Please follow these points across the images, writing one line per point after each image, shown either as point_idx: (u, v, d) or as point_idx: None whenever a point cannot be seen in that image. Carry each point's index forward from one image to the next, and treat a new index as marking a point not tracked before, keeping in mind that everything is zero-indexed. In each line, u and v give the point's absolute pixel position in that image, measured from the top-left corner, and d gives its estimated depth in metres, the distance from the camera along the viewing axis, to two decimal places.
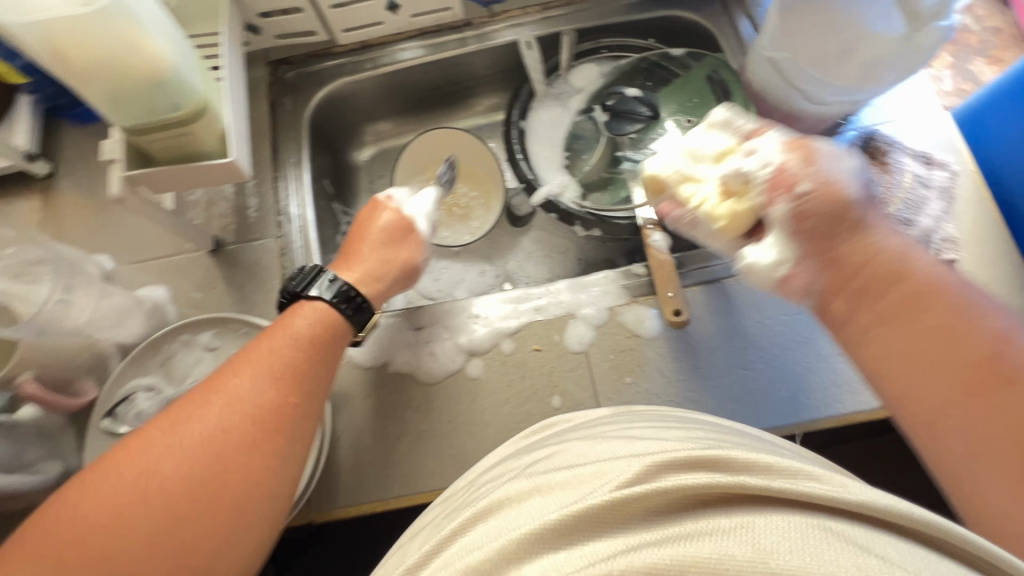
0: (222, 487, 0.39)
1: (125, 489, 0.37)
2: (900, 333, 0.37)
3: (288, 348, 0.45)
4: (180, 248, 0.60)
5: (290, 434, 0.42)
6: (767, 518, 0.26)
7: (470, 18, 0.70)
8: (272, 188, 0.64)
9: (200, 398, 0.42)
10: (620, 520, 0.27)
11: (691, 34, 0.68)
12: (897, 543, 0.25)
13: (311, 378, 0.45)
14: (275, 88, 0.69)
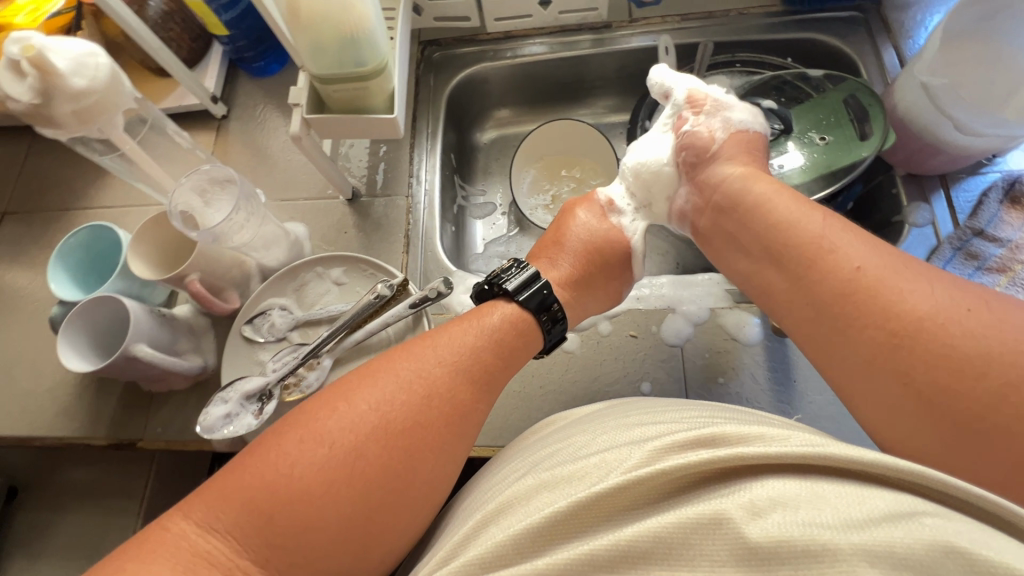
0: (399, 471, 0.40)
1: (312, 448, 0.39)
2: (860, 359, 0.40)
3: (473, 343, 0.48)
4: (322, 194, 0.68)
5: (461, 430, 0.44)
6: (765, 485, 0.32)
7: (609, 21, 0.73)
8: (407, 152, 0.70)
9: (391, 376, 0.44)
10: (637, 501, 0.33)
11: (829, 58, 0.69)
12: (848, 496, 0.31)
13: (485, 377, 0.47)
14: (423, 65, 0.76)
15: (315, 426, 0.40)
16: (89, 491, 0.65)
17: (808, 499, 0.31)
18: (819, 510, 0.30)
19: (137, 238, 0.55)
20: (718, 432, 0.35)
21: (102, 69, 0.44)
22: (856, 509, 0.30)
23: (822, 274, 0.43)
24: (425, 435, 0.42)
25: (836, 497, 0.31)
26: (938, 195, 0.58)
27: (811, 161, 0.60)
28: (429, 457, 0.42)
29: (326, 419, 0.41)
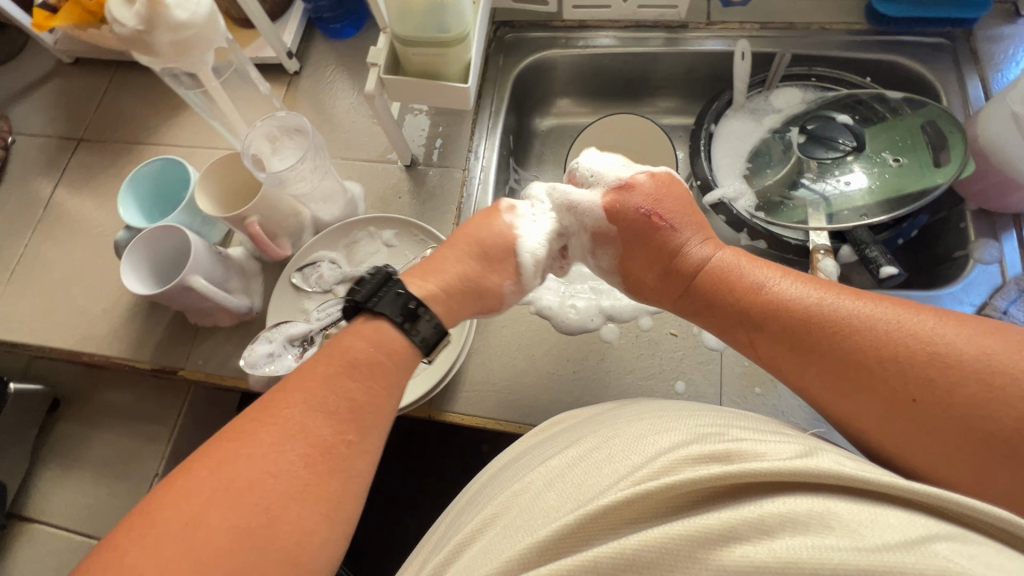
0: (282, 528, 0.36)
1: (177, 530, 0.34)
2: (848, 402, 0.39)
3: (358, 383, 0.43)
4: (382, 157, 0.69)
5: (346, 470, 0.40)
6: (775, 502, 0.31)
7: (687, 22, 0.73)
8: (469, 127, 0.71)
9: (249, 435, 0.39)
10: (642, 514, 0.33)
11: (910, 82, 0.67)
12: (862, 516, 0.30)
13: (365, 411, 0.43)
14: (493, 45, 0.76)
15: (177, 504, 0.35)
16: (126, 412, 0.68)
17: (819, 516, 0.30)
18: (830, 530, 0.29)
19: (206, 175, 0.57)
20: (732, 447, 0.34)
21: (203, 6, 0.45)
22: (871, 532, 0.29)
23: (782, 329, 0.42)
24: (304, 488, 0.38)
25: (849, 516, 0.30)
26: (1009, 234, 0.56)
27: (883, 181, 0.58)
28: (317, 499, 0.38)
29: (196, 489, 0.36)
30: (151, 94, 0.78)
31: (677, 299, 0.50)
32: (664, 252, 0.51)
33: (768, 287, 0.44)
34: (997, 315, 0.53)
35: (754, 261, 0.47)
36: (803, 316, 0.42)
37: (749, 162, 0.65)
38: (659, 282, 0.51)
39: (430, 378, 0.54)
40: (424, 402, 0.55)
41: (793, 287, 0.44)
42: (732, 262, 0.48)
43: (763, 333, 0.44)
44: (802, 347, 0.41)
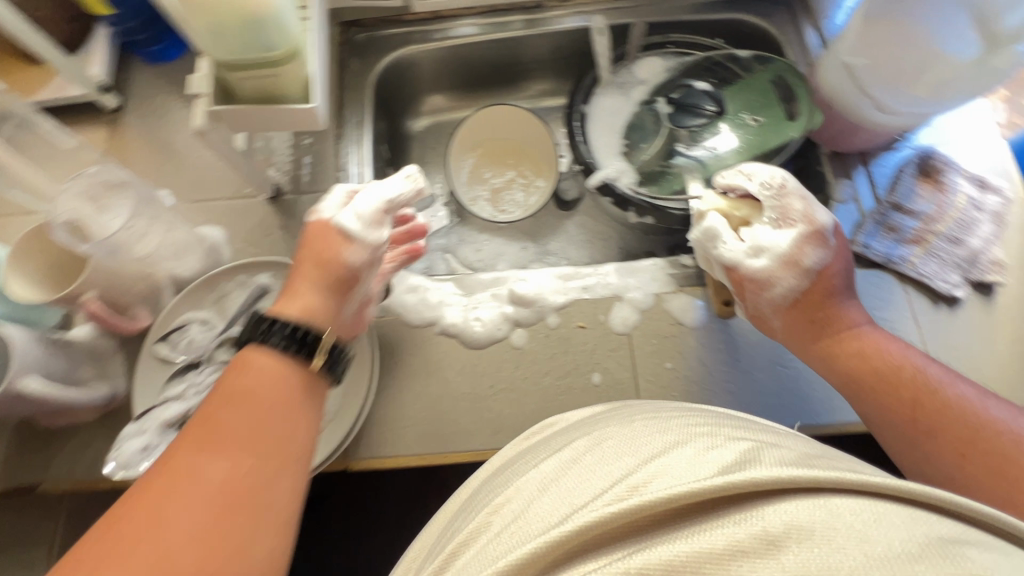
0: (233, 526, 0.34)
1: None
2: (919, 447, 0.44)
3: (248, 378, 0.40)
4: (240, 193, 0.62)
5: (267, 497, 0.37)
6: (778, 507, 0.28)
7: (540, 2, 0.71)
8: (334, 144, 0.65)
9: (165, 485, 0.34)
10: (634, 530, 0.29)
11: (754, 39, 0.69)
12: (864, 515, 0.27)
13: (263, 426, 0.39)
14: (345, 49, 0.70)
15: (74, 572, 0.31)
16: None
17: (826, 519, 0.27)
18: (838, 535, 0.26)
19: (16, 254, 0.48)
20: (729, 453, 0.31)
21: None
22: (878, 533, 0.26)
23: (895, 389, 0.45)
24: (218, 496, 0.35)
25: (855, 516, 0.27)
26: (859, 171, 0.61)
27: (747, 139, 0.60)
28: (242, 523, 0.35)
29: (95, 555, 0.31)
30: None
31: (798, 339, 0.50)
32: (804, 300, 0.49)
33: (923, 368, 0.46)
34: (861, 250, 0.57)
35: (902, 345, 0.47)
36: (922, 389, 0.44)
37: (625, 137, 0.65)
38: (767, 320, 0.51)
39: (340, 428, 0.50)
40: (339, 455, 0.51)
41: (931, 368, 0.46)
42: (866, 324, 0.49)
43: (887, 391, 0.45)
44: (913, 407, 0.44)
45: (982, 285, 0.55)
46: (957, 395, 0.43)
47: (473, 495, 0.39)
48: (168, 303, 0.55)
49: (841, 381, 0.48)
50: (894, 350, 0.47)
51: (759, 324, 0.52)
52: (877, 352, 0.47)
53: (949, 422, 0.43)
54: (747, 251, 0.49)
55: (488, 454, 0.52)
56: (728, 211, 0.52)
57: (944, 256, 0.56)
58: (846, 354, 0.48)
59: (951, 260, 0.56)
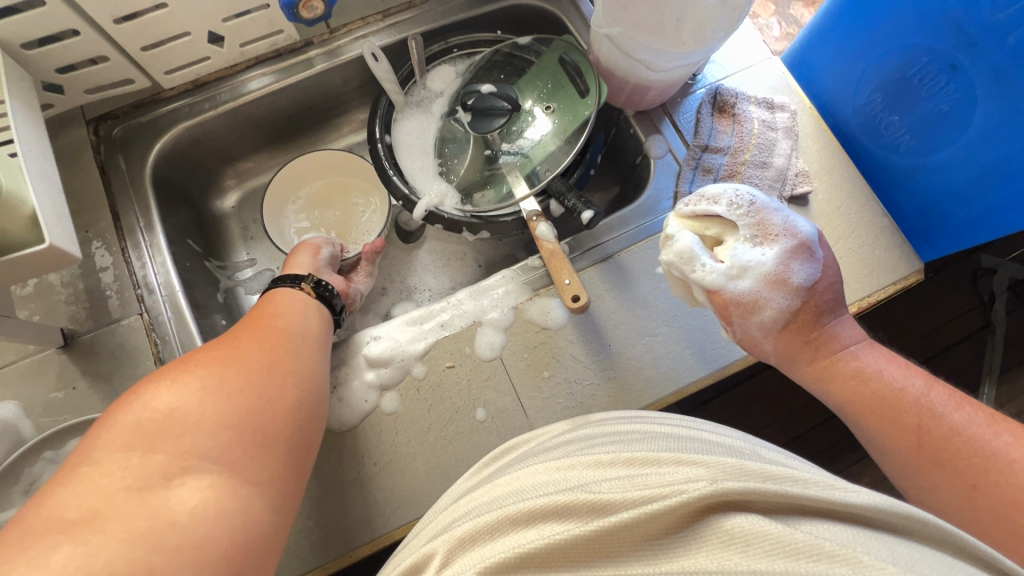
0: (255, 409, 0.42)
1: (172, 397, 0.40)
2: (920, 458, 0.42)
3: (274, 321, 0.50)
4: (21, 352, 0.52)
5: (299, 362, 0.48)
6: (741, 523, 0.27)
7: (309, 38, 0.64)
8: (124, 260, 0.57)
9: (200, 356, 0.44)
10: (597, 557, 0.28)
11: (536, 19, 0.69)
12: (837, 538, 0.26)
13: (306, 341, 0.50)
14: (103, 149, 0.61)
15: (173, 377, 0.41)
16: None
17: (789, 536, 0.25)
18: (819, 553, 0.24)
19: None
20: (697, 471, 0.30)
21: None
22: (865, 552, 0.25)
23: (887, 400, 0.45)
24: (248, 370, 0.44)
25: (831, 538, 0.25)
26: (666, 123, 0.62)
27: (553, 125, 0.60)
28: (266, 389, 0.44)
29: (177, 384, 0.41)
30: None
31: (784, 353, 0.50)
32: (796, 324, 0.48)
33: (922, 394, 0.44)
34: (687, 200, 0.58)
35: (909, 369, 0.46)
36: (923, 410, 0.43)
37: (440, 153, 0.63)
38: (765, 342, 0.50)
39: None
40: None
41: (925, 383, 0.45)
42: (872, 344, 0.48)
43: (882, 411, 0.45)
44: (915, 430, 0.43)
45: (797, 198, 0.59)
46: (952, 415, 0.43)
47: (414, 544, 0.37)
48: None
49: (840, 397, 0.47)
50: (891, 373, 0.46)
51: (750, 349, 0.51)
52: (877, 375, 0.46)
53: (952, 444, 0.41)
54: (728, 273, 0.47)
55: (394, 535, 0.49)
56: (701, 229, 0.49)
57: (758, 182, 0.58)
58: (841, 373, 0.47)
59: (764, 183, 0.58)
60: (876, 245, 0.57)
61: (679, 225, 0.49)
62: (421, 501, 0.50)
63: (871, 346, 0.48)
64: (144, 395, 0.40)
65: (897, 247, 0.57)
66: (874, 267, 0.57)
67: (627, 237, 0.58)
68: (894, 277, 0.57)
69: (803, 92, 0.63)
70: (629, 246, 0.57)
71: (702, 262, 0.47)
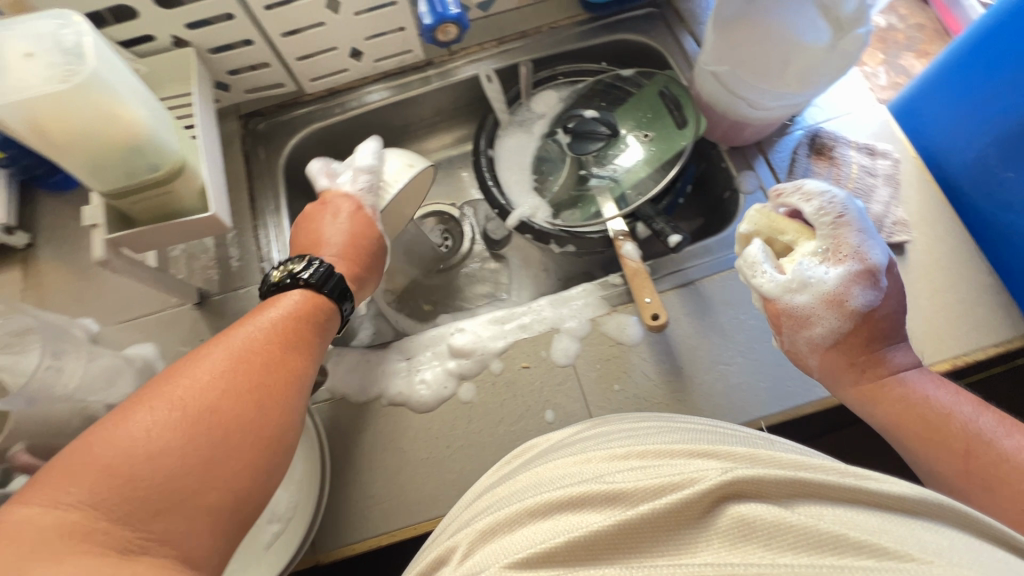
0: (225, 444, 0.36)
1: (122, 438, 0.33)
2: (973, 488, 0.41)
3: (267, 323, 0.45)
4: (166, 303, 0.61)
5: (295, 373, 0.43)
6: (762, 509, 0.28)
7: (431, 58, 0.72)
8: (253, 237, 0.65)
9: (172, 372, 0.38)
10: (625, 545, 0.29)
11: (639, 53, 0.73)
12: (838, 519, 0.27)
13: (303, 345, 0.45)
14: (249, 141, 0.70)
15: (143, 412, 0.34)
16: None
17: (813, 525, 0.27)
18: (843, 544, 0.26)
19: None
20: (709, 465, 0.31)
21: None
22: (884, 539, 0.26)
23: (937, 431, 0.44)
24: (225, 389, 0.38)
25: (831, 523, 0.27)
26: (759, 161, 0.63)
27: (647, 152, 0.63)
28: (238, 414, 0.37)
29: (137, 412, 0.34)
30: None
31: (828, 373, 0.49)
32: (843, 345, 0.47)
33: (972, 420, 0.43)
34: None
35: (957, 394, 0.45)
36: (974, 436, 0.42)
37: (537, 171, 0.68)
38: (808, 357, 0.49)
39: (302, 523, 0.48)
40: (307, 550, 0.50)
41: (972, 407, 0.44)
42: (917, 370, 0.47)
43: (932, 436, 0.44)
44: (964, 454, 0.42)
45: (892, 246, 0.58)
46: (1003, 438, 0.42)
47: (447, 532, 0.38)
48: None
49: (886, 420, 0.46)
50: (936, 398, 0.45)
51: (795, 361, 0.51)
52: (925, 398, 0.45)
53: (1007, 470, 0.40)
54: (788, 285, 0.47)
55: None
56: (772, 230, 0.50)
57: None
58: (888, 396, 0.46)
59: None
60: (977, 303, 0.55)
61: (750, 223, 0.51)
62: None
63: (922, 372, 0.47)
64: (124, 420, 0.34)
65: (1001, 308, 0.55)
66: (974, 325, 0.54)
67: (710, 265, 0.59)
68: (997, 338, 0.54)
69: (910, 143, 0.62)
70: (712, 274, 0.59)
71: (763, 267, 0.48)
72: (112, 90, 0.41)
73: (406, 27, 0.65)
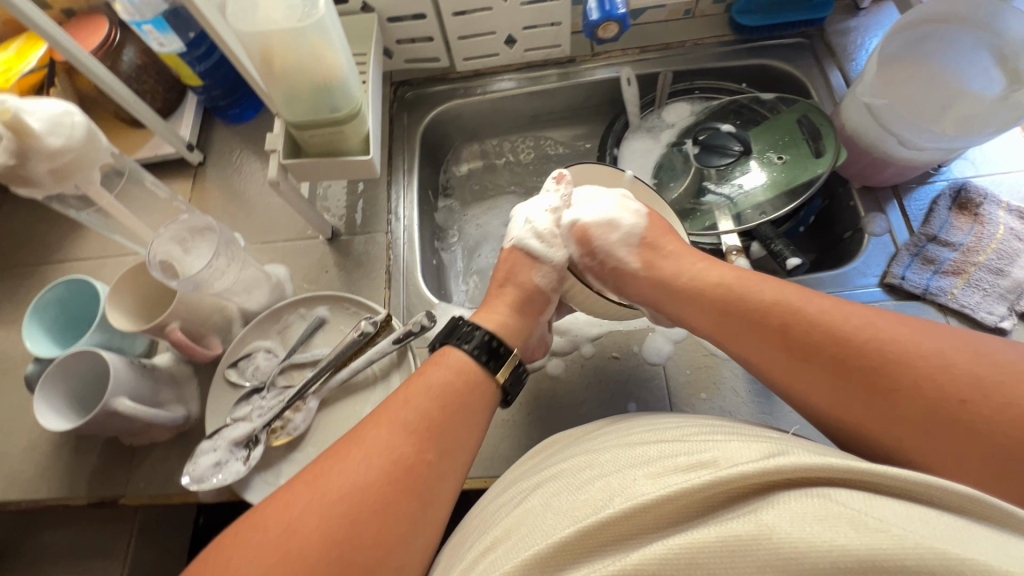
0: (361, 545, 0.37)
1: (275, 540, 0.36)
2: (805, 369, 0.41)
3: (427, 398, 0.44)
4: (302, 234, 0.69)
5: (426, 492, 0.40)
6: (771, 503, 0.31)
7: (574, 56, 0.76)
8: (385, 190, 0.71)
9: (339, 451, 0.41)
10: (643, 530, 0.33)
11: (780, 80, 0.73)
12: (851, 502, 0.30)
13: (456, 429, 0.44)
14: (395, 106, 0.77)
15: (340, 460, 0.40)
16: (70, 554, 0.61)
17: (817, 514, 0.30)
18: (844, 526, 0.29)
19: (116, 290, 0.55)
20: (719, 455, 0.35)
21: (78, 128, 0.44)
22: (879, 521, 0.28)
23: (759, 320, 0.44)
24: (372, 491, 0.39)
25: (843, 502, 0.30)
26: (892, 205, 0.61)
27: (771, 177, 0.63)
28: (374, 523, 0.38)
29: (297, 505, 0.38)
30: (42, 211, 0.73)
31: (670, 306, 0.50)
32: (710, 291, 0.47)
33: (780, 305, 0.44)
34: (897, 281, 0.57)
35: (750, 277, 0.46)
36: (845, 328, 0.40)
37: (655, 176, 0.69)
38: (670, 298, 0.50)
39: None
40: None
41: (821, 302, 0.42)
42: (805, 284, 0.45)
43: (766, 336, 0.43)
44: (796, 346, 0.42)
45: None
46: (851, 325, 0.40)
47: (495, 502, 0.43)
48: (236, 334, 0.61)
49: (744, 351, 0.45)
50: (820, 301, 0.43)
51: (616, 278, 0.54)
52: (724, 290, 0.46)
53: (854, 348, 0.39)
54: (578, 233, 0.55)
55: None
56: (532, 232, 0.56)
57: (987, 287, 0.55)
58: (681, 289, 0.49)
59: (994, 291, 0.54)
60: None
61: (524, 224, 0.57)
62: None
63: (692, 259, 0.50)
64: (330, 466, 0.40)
65: None
66: None
67: None
68: None
69: None
70: None
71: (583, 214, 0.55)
72: (329, 37, 0.48)
73: (560, 23, 0.69)
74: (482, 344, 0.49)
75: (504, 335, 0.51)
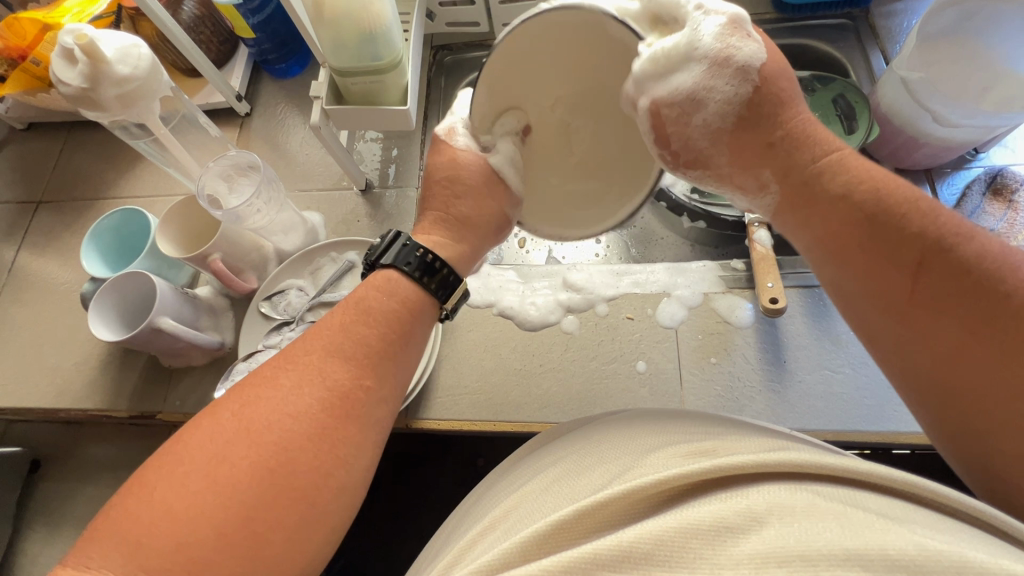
0: (287, 494, 0.33)
1: (191, 483, 0.32)
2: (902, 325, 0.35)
3: (364, 326, 0.40)
4: (338, 185, 0.72)
5: (362, 422, 0.38)
6: (762, 490, 0.30)
7: None
8: (418, 147, 0.74)
9: (260, 384, 0.37)
10: (631, 509, 0.32)
11: (818, 62, 0.73)
12: (844, 499, 0.29)
13: (395, 360, 0.41)
14: (433, 69, 0.79)
15: (255, 396, 0.36)
16: (109, 465, 0.66)
17: (805, 505, 0.29)
18: (836, 517, 0.27)
19: (165, 220, 0.59)
20: (716, 446, 0.34)
21: (144, 60, 0.48)
22: (869, 511, 0.28)
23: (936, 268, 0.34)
24: (304, 434, 0.35)
25: (836, 497, 0.29)
26: (923, 188, 0.60)
27: None
28: (300, 463, 0.34)
29: (215, 440, 0.34)
30: (103, 151, 0.78)
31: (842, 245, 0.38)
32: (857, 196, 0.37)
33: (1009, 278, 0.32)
34: None
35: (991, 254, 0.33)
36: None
37: None
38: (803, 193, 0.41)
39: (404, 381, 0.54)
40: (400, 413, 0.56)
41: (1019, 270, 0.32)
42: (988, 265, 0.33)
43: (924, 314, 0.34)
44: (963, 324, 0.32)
45: None
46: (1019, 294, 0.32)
47: (500, 478, 0.44)
48: (269, 273, 0.65)
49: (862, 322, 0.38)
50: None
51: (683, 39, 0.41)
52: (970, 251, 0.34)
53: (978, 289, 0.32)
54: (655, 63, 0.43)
55: (532, 426, 0.56)
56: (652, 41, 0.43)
57: None
58: (826, 200, 0.39)
59: None
60: None
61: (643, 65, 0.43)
62: (565, 411, 0.56)
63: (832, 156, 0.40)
64: (257, 399, 0.36)
65: None
66: None
67: None
68: None
69: None
70: None
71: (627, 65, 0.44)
72: None
73: None
74: (418, 260, 0.44)
75: (444, 253, 0.46)
